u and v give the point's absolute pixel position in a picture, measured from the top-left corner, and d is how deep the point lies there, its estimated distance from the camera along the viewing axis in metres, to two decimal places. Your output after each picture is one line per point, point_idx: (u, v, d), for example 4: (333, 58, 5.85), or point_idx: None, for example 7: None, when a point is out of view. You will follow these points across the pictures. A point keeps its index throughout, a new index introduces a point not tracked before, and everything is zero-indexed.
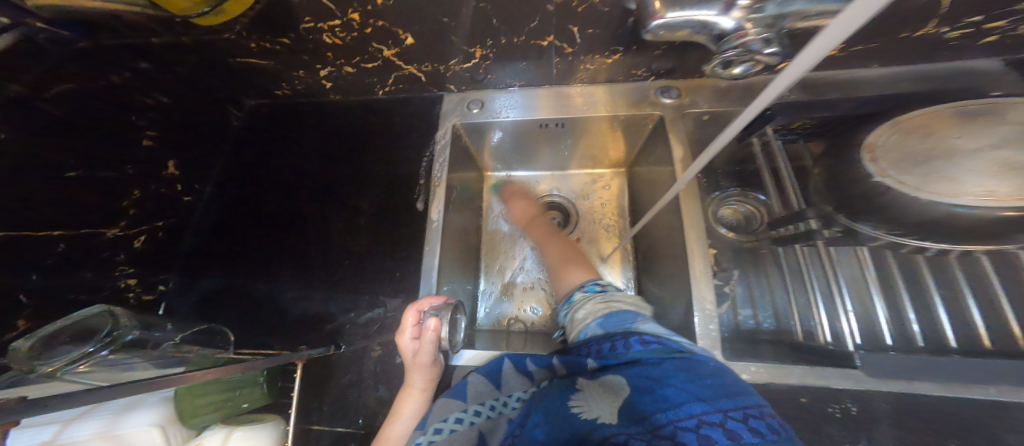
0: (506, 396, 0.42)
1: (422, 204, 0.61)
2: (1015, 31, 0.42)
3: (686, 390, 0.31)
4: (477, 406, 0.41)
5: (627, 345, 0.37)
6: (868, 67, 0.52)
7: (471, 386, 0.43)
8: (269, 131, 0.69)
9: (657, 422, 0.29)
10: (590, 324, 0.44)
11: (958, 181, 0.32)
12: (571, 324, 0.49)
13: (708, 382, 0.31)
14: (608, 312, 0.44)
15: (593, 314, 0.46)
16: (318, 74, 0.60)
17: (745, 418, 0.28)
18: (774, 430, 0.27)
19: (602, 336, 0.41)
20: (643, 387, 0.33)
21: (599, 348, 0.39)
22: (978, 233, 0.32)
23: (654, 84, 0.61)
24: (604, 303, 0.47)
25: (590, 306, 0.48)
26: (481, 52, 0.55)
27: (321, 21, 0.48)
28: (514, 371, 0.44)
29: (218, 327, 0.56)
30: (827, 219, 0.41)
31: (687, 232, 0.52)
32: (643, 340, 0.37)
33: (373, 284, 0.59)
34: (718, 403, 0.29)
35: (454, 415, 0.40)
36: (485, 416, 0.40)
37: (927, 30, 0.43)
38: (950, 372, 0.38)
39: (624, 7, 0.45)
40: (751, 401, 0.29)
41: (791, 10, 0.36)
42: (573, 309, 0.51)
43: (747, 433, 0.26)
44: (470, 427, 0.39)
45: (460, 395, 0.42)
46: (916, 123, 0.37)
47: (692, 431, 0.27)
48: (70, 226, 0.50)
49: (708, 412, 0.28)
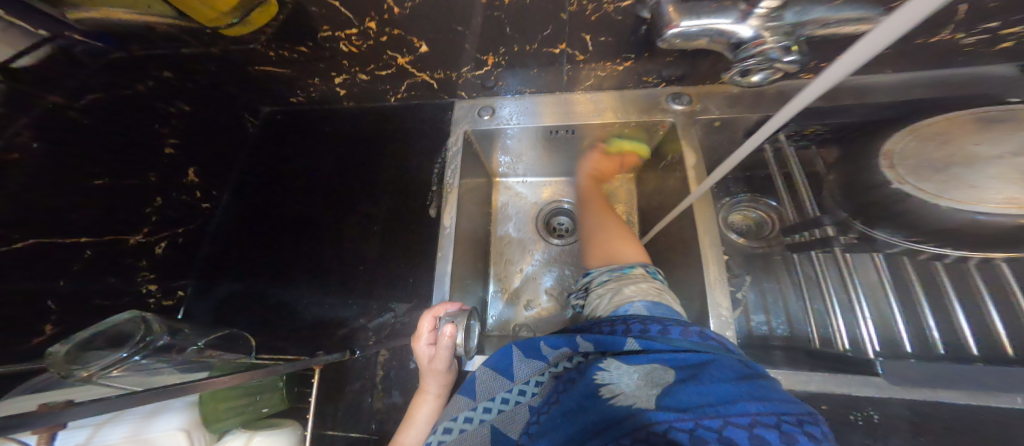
0: (522, 385, 0.40)
1: (435, 210, 0.62)
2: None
3: (738, 385, 0.30)
4: (487, 403, 0.40)
5: (682, 333, 0.38)
6: (880, 74, 0.52)
7: (480, 382, 0.41)
8: (282, 138, 0.69)
9: (701, 414, 0.28)
10: (637, 303, 0.43)
11: (979, 188, 0.32)
12: (612, 293, 0.47)
13: (759, 383, 0.31)
14: (660, 302, 0.43)
15: (643, 295, 0.45)
16: (333, 81, 0.61)
17: (799, 423, 0.27)
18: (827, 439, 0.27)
19: (648, 318, 0.40)
20: (689, 375, 0.33)
21: (645, 328, 0.39)
22: (1001, 241, 0.32)
23: (664, 91, 0.61)
24: (657, 290, 0.46)
25: (641, 286, 0.46)
26: (494, 59, 0.56)
27: (339, 30, 0.49)
28: (524, 360, 0.42)
29: (234, 332, 0.56)
30: (844, 226, 0.41)
31: (701, 238, 0.52)
32: (701, 334, 0.37)
33: (386, 289, 0.59)
34: (774, 404, 0.29)
35: (465, 413, 0.39)
36: (497, 411, 0.39)
37: (940, 37, 0.43)
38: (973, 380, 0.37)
39: (637, 15, 0.45)
40: (805, 407, 0.29)
41: (808, 19, 0.36)
42: (622, 281, 0.48)
43: (802, 437, 0.26)
44: (480, 424, 0.38)
45: (469, 391, 0.41)
46: (933, 130, 0.37)
47: (744, 429, 0.27)
48: (96, 233, 0.51)
49: (762, 412, 0.28)
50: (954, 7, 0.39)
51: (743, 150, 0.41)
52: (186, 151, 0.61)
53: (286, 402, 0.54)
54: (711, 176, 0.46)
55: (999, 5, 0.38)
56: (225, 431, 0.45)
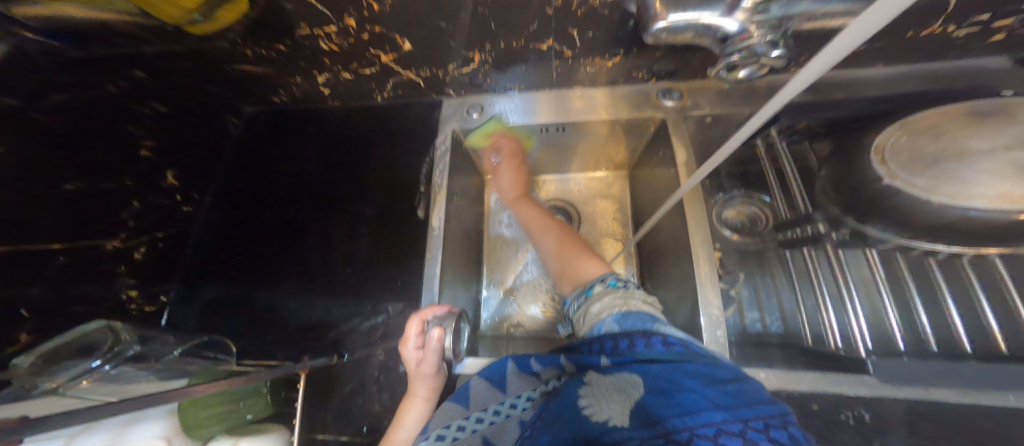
0: (514, 398, 0.41)
1: (423, 210, 0.61)
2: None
3: (704, 394, 0.28)
4: (481, 412, 0.40)
5: (647, 345, 0.35)
6: (873, 67, 0.51)
7: (474, 392, 0.42)
8: (268, 138, 0.68)
9: (670, 427, 0.27)
10: (606, 319, 0.42)
11: (969, 183, 0.31)
12: (583, 316, 0.46)
13: (726, 388, 0.29)
14: (628, 311, 0.41)
15: (610, 309, 0.43)
16: (316, 80, 0.59)
17: (765, 429, 0.26)
18: (796, 442, 0.25)
19: (618, 333, 0.38)
20: (657, 390, 0.30)
21: (615, 345, 0.37)
22: (995, 237, 0.31)
23: (656, 86, 0.60)
24: (624, 299, 0.43)
25: (606, 301, 0.44)
26: (480, 56, 0.55)
27: (317, 27, 0.47)
28: (519, 373, 0.42)
29: (219, 338, 0.56)
30: (836, 222, 0.40)
31: (693, 235, 0.51)
32: (665, 341, 0.35)
33: (374, 292, 0.58)
34: (741, 411, 0.27)
35: (457, 422, 0.39)
36: (489, 422, 0.39)
37: (932, 30, 0.42)
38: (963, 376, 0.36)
39: (624, 9, 0.44)
40: (772, 409, 0.27)
41: (794, 12, 0.35)
42: (588, 302, 0.47)
43: (768, 444, 0.25)
44: (472, 434, 0.39)
45: (462, 400, 0.42)
46: (925, 125, 0.36)
47: (710, 440, 0.25)
48: (69, 239, 0.49)
49: (727, 420, 0.26)
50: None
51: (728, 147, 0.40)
52: (164, 153, 0.60)
53: (271, 408, 0.52)
54: (699, 170, 0.45)
55: None
56: (210, 437, 0.44)
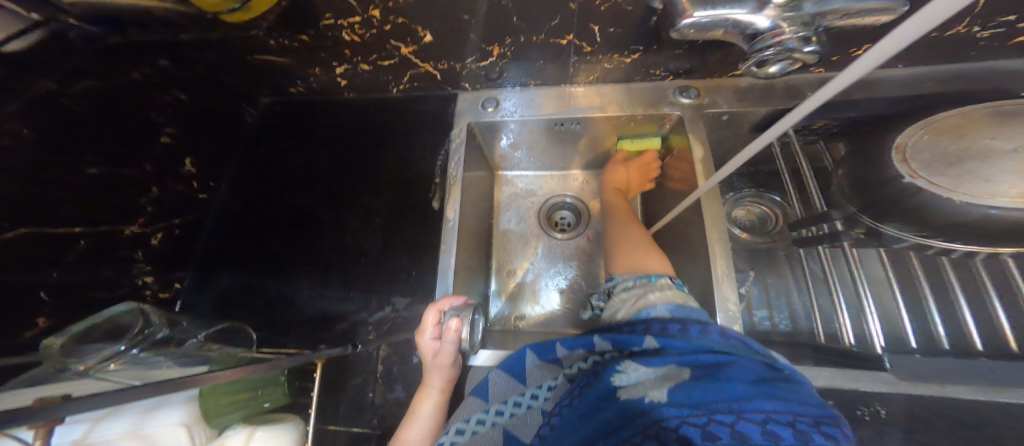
0: (534, 389, 0.41)
1: (437, 203, 0.62)
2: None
3: (754, 386, 0.29)
4: (500, 405, 0.40)
5: (702, 332, 0.37)
6: (891, 68, 0.51)
7: (494, 384, 0.42)
8: (281, 129, 0.68)
9: (715, 409, 0.28)
10: (659, 307, 0.43)
11: (995, 183, 0.32)
12: (635, 298, 0.47)
13: (778, 384, 0.29)
14: (685, 306, 0.42)
15: (666, 300, 0.44)
16: (334, 71, 0.59)
17: (816, 424, 0.26)
18: (847, 439, 0.25)
19: (671, 319, 0.40)
20: (704, 373, 0.31)
21: (664, 327, 0.39)
22: (1016, 236, 0.32)
23: (672, 84, 0.60)
24: (682, 297, 0.44)
25: (666, 293, 0.45)
26: (500, 50, 0.55)
27: (342, 17, 0.47)
28: (538, 364, 0.43)
29: (234, 324, 0.56)
30: (852, 220, 0.41)
31: (710, 233, 0.52)
32: (722, 334, 0.36)
33: (387, 284, 0.59)
34: (791, 404, 0.27)
35: (476, 416, 0.39)
36: (509, 414, 0.40)
37: (955, 31, 0.43)
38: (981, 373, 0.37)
39: (648, 6, 0.44)
40: (827, 411, 0.28)
41: (829, 9, 0.35)
42: (646, 287, 0.47)
43: (818, 436, 0.25)
44: (492, 427, 0.39)
45: (483, 393, 0.42)
46: (948, 125, 0.37)
47: (756, 425, 0.26)
48: (88, 224, 0.49)
49: (777, 409, 0.27)
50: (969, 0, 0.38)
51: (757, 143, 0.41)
52: (183, 140, 0.60)
53: (288, 396, 0.52)
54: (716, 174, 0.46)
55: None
56: (227, 426, 0.43)
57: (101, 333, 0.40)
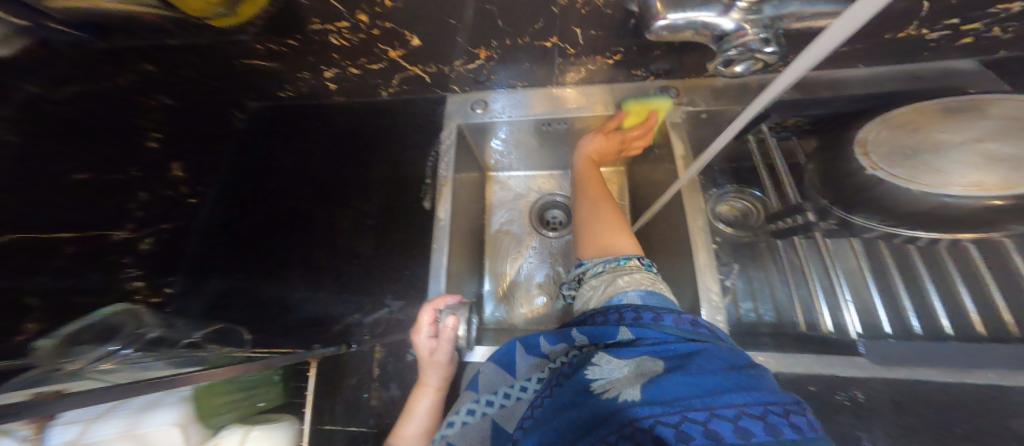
0: (524, 381, 0.42)
1: (429, 202, 0.63)
2: (990, 33, 0.45)
3: (726, 376, 0.29)
4: (489, 395, 0.43)
5: (675, 320, 0.37)
6: (855, 68, 0.54)
7: (482, 376, 0.45)
8: (273, 134, 0.68)
9: (687, 406, 0.27)
10: (630, 293, 0.42)
11: (946, 173, 0.34)
12: (604, 284, 0.46)
13: (748, 373, 0.30)
14: (654, 292, 0.42)
15: (636, 285, 0.43)
16: (323, 75, 0.60)
17: (786, 414, 0.26)
18: (814, 429, 0.26)
19: (643, 306, 0.40)
20: (676, 364, 0.32)
21: (637, 314, 0.39)
22: (967, 220, 0.35)
23: (653, 84, 0.62)
24: (651, 279, 0.44)
25: (636, 276, 0.44)
26: (486, 53, 0.56)
27: (330, 22, 0.48)
28: (526, 356, 0.44)
29: (229, 325, 0.56)
30: (824, 212, 0.43)
31: (693, 224, 0.54)
32: (694, 322, 0.37)
33: (380, 284, 0.60)
34: (763, 395, 0.28)
35: (465, 409, 0.42)
36: (499, 405, 0.42)
37: (908, 33, 0.46)
38: (949, 360, 0.39)
39: (625, 9, 0.46)
40: (791, 398, 0.28)
41: (786, 12, 0.38)
42: (615, 272, 0.46)
43: (788, 429, 0.25)
44: (482, 417, 0.42)
45: (472, 387, 0.45)
46: (903, 120, 0.40)
47: (728, 421, 0.26)
48: (77, 228, 0.49)
49: (746, 402, 0.27)
50: (920, 4, 0.41)
51: (725, 137, 0.44)
52: (173, 144, 0.60)
53: (283, 397, 0.53)
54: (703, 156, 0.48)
55: (963, 2, 0.40)
56: (221, 425, 0.42)
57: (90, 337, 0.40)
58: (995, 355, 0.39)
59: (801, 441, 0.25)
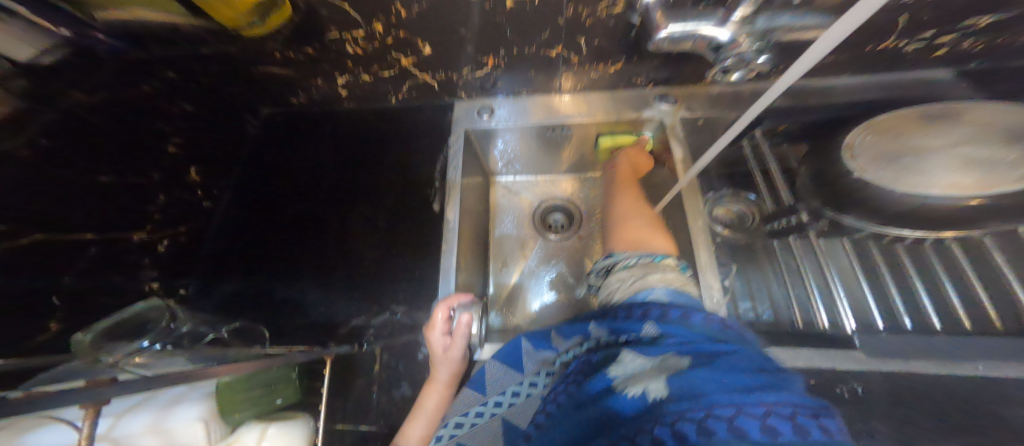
0: (533, 377, 0.45)
1: (438, 204, 0.65)
2: (961, 46, 0.48)
3: (754, 376, 0.29)
4: (498, 397, 0.45)
5: (704, 319, 0.38)
6: (840, 77, 0.56)
7: (489, 376, 0.47)
8: (280, 139, 0.69)
9: (712, 402, 0.27)
10: (658, 289, 0.44)
11: (929, 175, 0.37)
12: (633, 278, 0.48)
13: (778, 377, 0.30)
14: (683, 291, 0.44)
15: (665, 282, 0.45)
16: (335, 82, 0.62)
17: (815, 415, 0.26)
18: (846, 435, 0.25)
19: (669, 302, 0.41)
20: (702, 362, 0.32)
21: (664, 311, 0.40)
22: (952, 222, 0.38)
23: (652, 92, 0.65)
24: (682, 280, 0.46)
25: (666, 275, 0.47)
26: (494, 61, 0.58)
27: (346, 31, 0.50)
28: (533, 352, 0.47)
29: (248, 326, 0.58)
30: (816, 214, 0.46)
31: (693, 222, 0.56)
32: (721, 322, 0.38)
33: (391, 284, 0.61)
34: (792, 395, 0.27)
35: (476, 409, 0.44)
36: (507, 404, 0.44)
37: (888, 44, 0.49)
38: (943, 355, 0.41)
39: (627, 21, 0.49)
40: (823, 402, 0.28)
41: (778, 24, 0.41)
42: (648, 268, 0.48)
43: (817, 430, 0.25)
44: (492, 417, 0.44)
45: (479, 387, 0.46)
46: (886, 125, 0.42)
47: (756, 419, 0.26)
48: (99, 230, 0.50)
49: (775, 402, 0.27)
50: (898, 17, 0.44)
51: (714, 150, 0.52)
52: (190, 150, 0.61)
53: (299, 395, 0.54)
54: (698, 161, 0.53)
55: (934, 17, 0.43)
56: (241, 422, 0.44)
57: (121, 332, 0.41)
58: (984, 351, 0.41)
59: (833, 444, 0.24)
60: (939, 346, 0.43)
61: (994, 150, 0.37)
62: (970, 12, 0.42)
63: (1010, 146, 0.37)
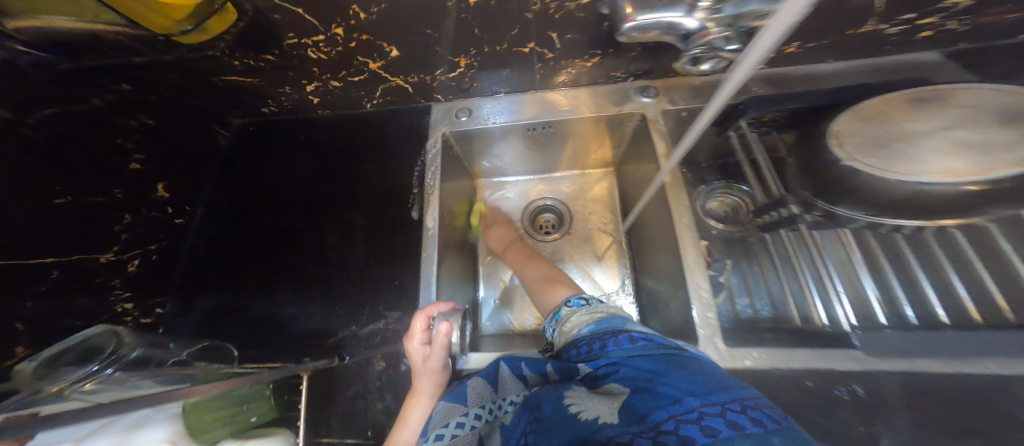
0: (501, 399, 0.41)
1: (417, 214, 0.62)
2: (946, 27, 0.45)
3: (686, 386, 0.33)
4: (477, 409, 0.40)
5: (616, 342, 0.41)
6: (826, 63, 0.53)
7: (472, 388, 0.41)
8: (260, 149, 0.69)
9: (657, 419, 0.32)
10: (580, 332, 0.46)
11: (920, 161, 0.35)
12: (558, 335, 0.50)
13: (701, 378, 0.33)
14: (599, 321, 0.45)
15: (581, 324, 0.47)
16: (305, 89, 0.61)
17: (743, 409, 0.29)
18: (773, 419, 0.29)
19: (592, 338, 0.43)
20: (642, 387, 0.35)
21: (590, 348, 0.42)
22: (942, 209, 0.34)
23: (633, 85, 0.63)
24: (588, 313, 0.48)
25: (575, 319, 0.49)
26: (466, 61, 0.56)
27: (305, 37, 0.49)
28: (510, 375, 0.42)
29: (217, 342, 0.55)
30: (808, 204, 0.42)
31: (678, 221, 0.54)
32: (632, 338, 0.40)
33: (374, 295, 0.58)
34: (716, 395, 0.31)
35: (455, 420, 0.38)
36: (483, 420, 0.40)
37: (868, 28, 0.46)
38: (940, 350, 0.38)
39: (597, 12, 0.46)
40: (746, 394, 0.31)
41: (745, 11, 0.38)
42: (559, 322, 0.51)
43: (748, 423, 0.28)
44: (470, 431, 0.39)
45: (460, 398, 0.40)
46: (872, 111, 0.40)
47: (694, 423, 0.30)
48: (63, 254, 0.48)
49: (707, 405, 0.31)
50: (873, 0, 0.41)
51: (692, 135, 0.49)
52: (154, 166, 0.59)
53: (276, 410, 0.51)
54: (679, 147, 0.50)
55: None
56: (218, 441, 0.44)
57: (75, 355, 0.44)
58: (989, 346, 0.37)
59: (763, 433, 0.27)
60: (950, 339, 0.39)
61: (985, 132, 0.34)
62: None
63: (1002, 128, 0.34)
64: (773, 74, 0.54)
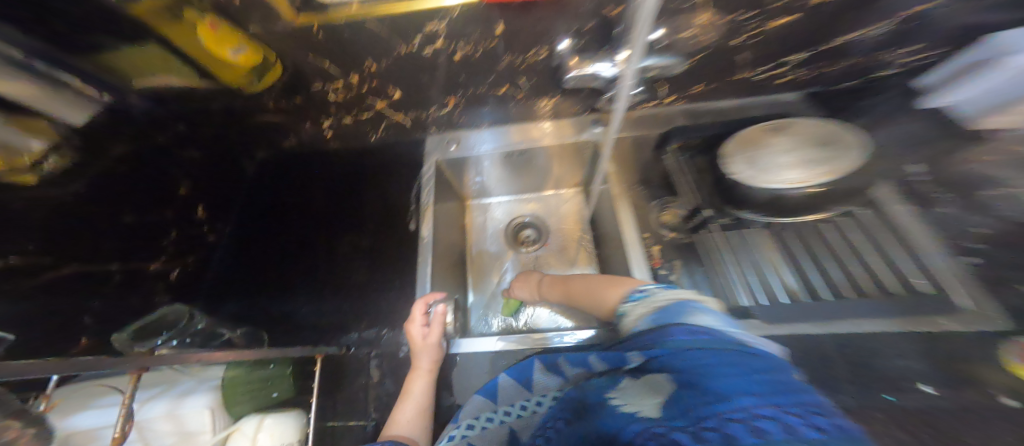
0: (539, 396, 0.47)
1: (414, 224, 0.74)
2: (798, 75, 0.60)
3: (752, 386, 0.29)
4: (507, 406, 0.46)
5: (683, 336, 0.36)
6: (731, 98, 0.66)
7: (501, 388, 0.48)
8: (278, 177, 0.80)
9: (706, 414, 0.29)
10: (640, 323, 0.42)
11: (777, 174, 0.48)
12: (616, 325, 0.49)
13: (764, 377, 0.30)
14: (660, 312, 0.41)
15: (641, 316, 0.43)
16: (322, 125, 0.73)
17: (800, 414, 0.27)
18: (834, 427, 0.26)
19: (650, 332, 0.40)
20: (694, 384, 0.32)
21: (649, 341, 0.38)
22: (794, 207, 0.49)
23: (589, 117, 0.75)
24: (649, 305, 0.44)
25: (637, 310, 0.45)
26: (454, 101, 0.70)
27: (327, 82, 0.62)
28: (543, 371, 0.48)
29: (253, 331, 0.66)
30: (721, 211, 0.54)
31: (624, 228, 0.62)
32: (690, 331, 0.36)
33: (378, 296, 0.69)
34: (774, 398, 0.28)
35: (486, 413, 0.46)
36: (516, 415, 0.46)
37: (743, 76, 0.61)
38: (845, 313, 0.43)
39: (552, 64, 0.61)
40: (811, 400, 0.28)
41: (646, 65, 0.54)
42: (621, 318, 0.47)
43: (807, 428, 0.26)
44: (499, 424, 0.45)
45: (490, 395, 0.48)
46: (749, 136, 0.53)
47: (744, 422, 0.27)
48: (125, 262, 0.60)
49: (762, 405, 0.28)
50: (734, 57, 0.57)
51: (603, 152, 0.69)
52: (197, 192, 0.72)
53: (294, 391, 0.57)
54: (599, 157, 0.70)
55: (775, 48, 0.55)
56: (242, 414, 0.50)
57: (154, 326, 0.59)
58: (873, 306, 0.42)
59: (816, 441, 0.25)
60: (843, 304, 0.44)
61: (815, 151, 0.49)
62: (792, 47, 0.55)
63: (822, 148, 0.49)
64: (691, 109, 0.68)
